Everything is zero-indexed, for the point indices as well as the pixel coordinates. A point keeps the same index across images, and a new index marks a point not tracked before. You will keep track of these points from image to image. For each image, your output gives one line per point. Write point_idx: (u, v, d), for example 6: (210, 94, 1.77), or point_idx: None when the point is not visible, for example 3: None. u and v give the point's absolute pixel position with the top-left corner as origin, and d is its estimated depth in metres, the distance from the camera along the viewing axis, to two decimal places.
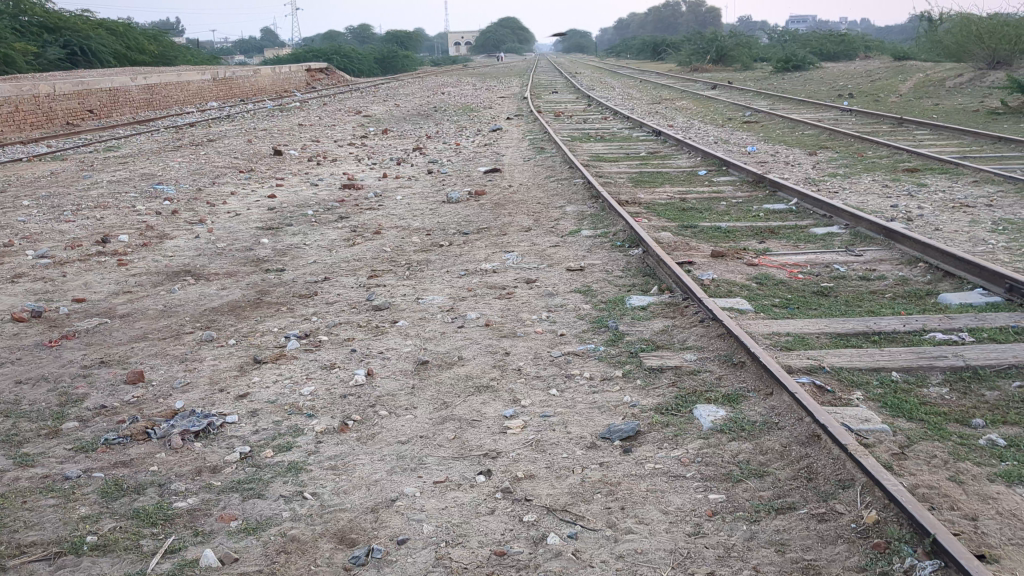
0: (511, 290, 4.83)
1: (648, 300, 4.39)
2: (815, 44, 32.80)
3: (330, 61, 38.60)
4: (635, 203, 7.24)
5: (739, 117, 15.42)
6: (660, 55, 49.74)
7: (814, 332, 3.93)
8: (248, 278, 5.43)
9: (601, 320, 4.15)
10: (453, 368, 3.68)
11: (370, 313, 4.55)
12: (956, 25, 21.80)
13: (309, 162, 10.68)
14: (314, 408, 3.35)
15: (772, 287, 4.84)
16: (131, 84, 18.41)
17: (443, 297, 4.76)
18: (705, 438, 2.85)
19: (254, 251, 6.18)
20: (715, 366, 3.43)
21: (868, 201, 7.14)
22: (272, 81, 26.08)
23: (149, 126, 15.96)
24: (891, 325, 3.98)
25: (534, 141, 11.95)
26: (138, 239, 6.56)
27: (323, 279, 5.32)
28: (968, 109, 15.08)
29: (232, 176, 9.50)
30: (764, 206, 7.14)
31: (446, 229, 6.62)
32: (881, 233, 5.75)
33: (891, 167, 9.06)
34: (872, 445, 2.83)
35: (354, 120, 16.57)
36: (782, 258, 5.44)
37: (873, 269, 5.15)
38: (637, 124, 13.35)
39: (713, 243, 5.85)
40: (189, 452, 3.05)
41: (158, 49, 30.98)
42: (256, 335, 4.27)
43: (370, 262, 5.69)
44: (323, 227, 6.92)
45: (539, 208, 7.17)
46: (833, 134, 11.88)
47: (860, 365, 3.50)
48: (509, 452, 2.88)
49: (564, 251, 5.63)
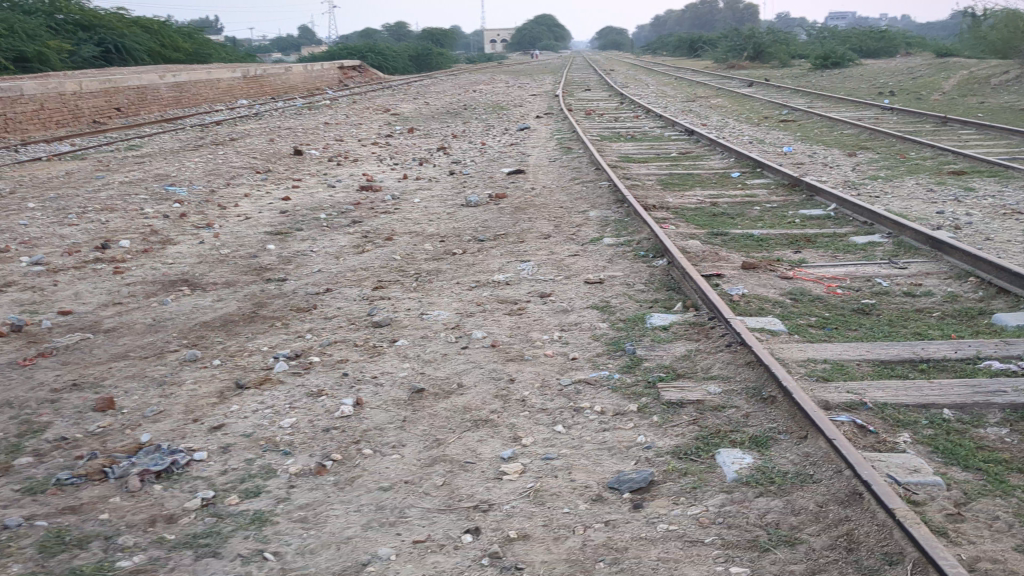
0: (522, 305, 4.46)
1: (670, 319, 4.01)
2: (854, 41, 32.11)
3: (364, 58, 38.41)
4: (662, 208, 6.85)
5: (776, 116, 14.94)
6: (697, 52, 49.17)
7: (854, 359, 3.54)
8: (246, 289, 5.11)
9: (618, 342, 3.78)
10: (451, 398, 3.32)
11: (369, 330, 4.21)
12: (1001, 21, 21.11)
13: (329, 162, 10.36)
14: (291, 445, 3.01)
15: (808, 304, 4.44)
16: (160, 82, 18.20)
17: (449, 313, 4.41)
18: (729, 493, 2.47)
19: (258, 259, 5.84)
20: (743, 401, 3.05)
21: (911, 206, 6.71)
22: (305, 79, 25.88)
23: (176, 124, 15.74)
24: (940, 352, 3.57)
25: (562, 141, 11.58)
26: (140, 244, 6.26)
27: (325, 290, 4.99)
28: (1014, 109, 14.52)
29: (249, 177, 9.20)
30: (800, 211, 6.72)
31: (461, 235, 6.27)
32: (927, 243, 5.33)
33: (935, 170, 8.59)
34: (921, 504, 2.44)
35: (382, 118, 16.27)
36: (819, 270, 5.04)
37: (919, 284, 4.73)
38: (670, 123, 12.92)
39: (744, 253, 5.45)
40: (145, 497, 2.71)
41: (193, 47, 30.93)
42: (243, 355, 3.94)
43: (377, 272, 5.35)
44: (334, 233, 6.58)
45: (561, 213, 6.80)
46: (873, 134, 11.39)
47: (907, 401, 3.10)
48: (503, 505, 2.52)
49: (582, 261, 5.26)
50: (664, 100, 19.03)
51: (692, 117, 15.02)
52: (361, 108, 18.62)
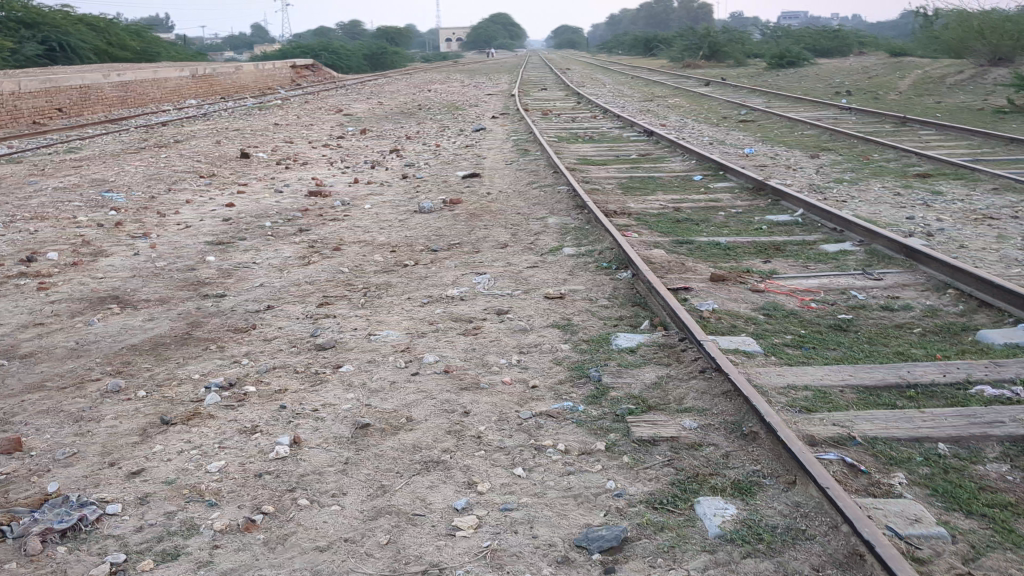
0: (478, 324, 4.15)
1: (637, 339, 3.72)
2: (808, 41, 32.20)
3: (318, 57, 37.87)
4: (623, 214, 6.58)
5: (734, 116, 14.76)
6: (653, 51, 49.16)
7: (837, 386, 3.26)
8: (181, 306, 4.75)
9: (581, 367, 3.48)
10: (399, 435, 3.00)
11: (311, 354, 3.88)
12: (954, 21, 21.13)
13: (277, 166, 9.97)
14: (218, 495, 2.68)
15: (781, 320, 4.18)
16: (104, 81, 17.63)
17: (399, 333, 4.08)
18: (712, 553, 2.18)
19: (195, 272, 5.48)
20: (721, 438, 2.76)
21: (880, 212, 6.49)
22: (256, 78, 25.35)
23: (121, 125, 15.21)
24: (928, 376, 3.31)
25: (518, 142, 11.28)
26: (70, 256, 5.86)
27: (266, 307, 4.65)
28: (972, 108, 14.45)
29: (191, 182, 8.79)
30: (767, 217, 6.48)
31: (414, 244, 5.95)
32: (902, 251, 5.09)
33: (900, 172, 8.40)
34: (928, 562, 2.16)
35: (334, 119, 15.88)
36: (791, 283, 4.78)
37: (896, 297, 4.49)
38: (628, 123, 12.67)
39: (711, 263, 5.19)
40: (46, 561, 2.36)
41: (141, 45, 30.20)
42: (172, 385, 3.59)
43: (323, 286, 5.01)
44: (279, 242, 6.22)
45: (518, 220, 6.50)
46: (834, 136, 11.21)
47: (898, 433, 2.83)
48: (454, 569, 2.21)
49: (542, 274, 4.95)
50: (621, 99, 18.80)
51: (650, 117, 14.80)
52: (313, 108, 18.20)
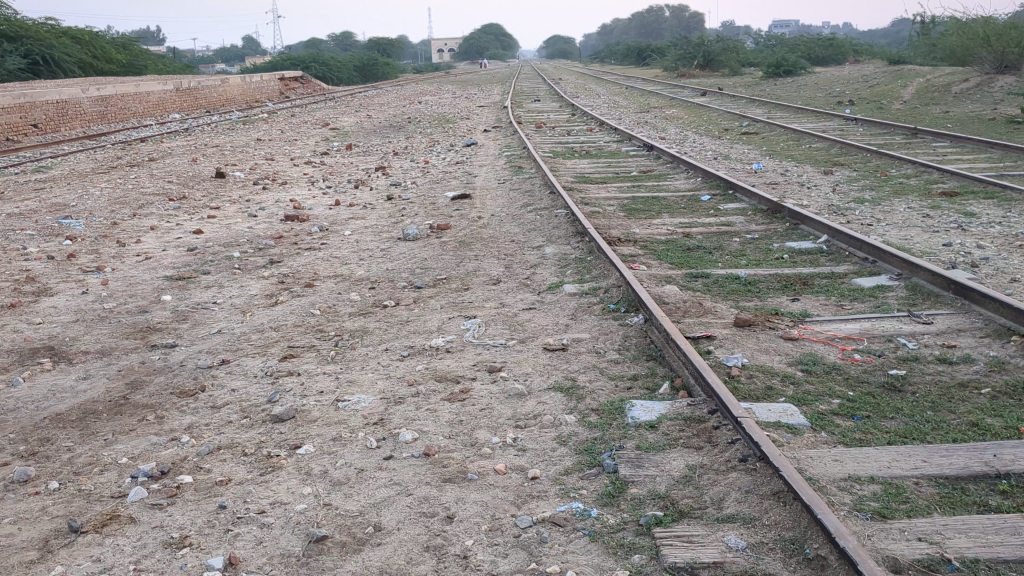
0: (466, 385, 3.51)
1: (657, 410, 3.09)
2: (803, 49, 31.59)
3: (308, 69, 37.22)
4: (628, 242, 5.94)
5: (736, 128, 14.17)
6: (646, 60, 48.62)
7: (908, 477, 2.64)
8: (123, 360, 4.11)
9: (591, 450, 2.84)
10: (365, 555, 2.36)
11: (266, 428, 3.24)
12: (955, 28, 20.60)
13: (254, 186, 9.32)
14: None
15: (824, 378, 3.55)
16: (83, 95, 16.92)
17: (372, 398, 3.44)
18: None
19: (147, 315, 4.83)
20: (778, 565, 2.14)
21: (912, 237, 5.87)
22: (244, 92, 24.69)
23: (98, 141, 14.52)
24: (1021, 462, 2.67)
25: (511, 158, 10.67)
26: (9, 297, 5.20)
27: (221, 361, 4.01)
28: (983, 119, 13.81)
29: (159, 205, 8.13)
30: (787, 243, 5.87)
31: (396, 278, 5.32)
32: (949, 288, 4.47)
33: (922, 190, 7.77)
34: None
35: (319, 133, 15.24)
36: (827, 327, 4.14)
37: (951, 345, 3.86)
38: (627, 137, 12.05)
39: (732, 302, 4.56)
40: None
41: (126, 58, 29.46)
42: (93, 473, 2.95)
43: (289, 333, 4.37)
44: (245, 277, 5.58)
45: (512, 249, 5.87)
46: (845, 148, 10.59)
47: (1004, 552, 2.19)
48: None
49: (539, 318, 4.31)
50: (618, 111, 18.24)
51: (648, 129, 14.22)
52: (299, 122, 17.56)
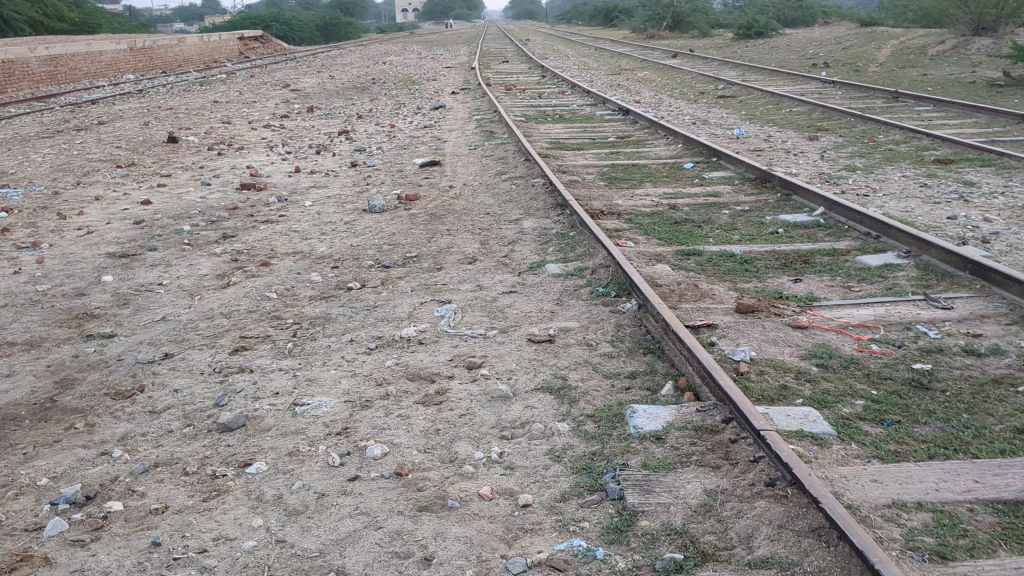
0: (442, 385, 3.10)
1: (661, 418, 2.70)
2: (773, 10, 31.17)
3: (269, 29, 36.23)
4: (611, 215, 5.53)
5: (711, 91, 13.76)
6: (614, 23, 47.97)
7: (961, 502, 2.27)
8: (53, 354, 3.65)
9: (590, 470, 2.44)
10: None
11: (212, 440, 2.81)
12: None
13: (209, 152, 8.80)
14: None
15: (842, 374, 3.17)
16: (30, 56, 16.15)
17: (335, 401, 3.02)
18: None
19: (85, 299, 4.36)
20: None
21: (913, 209, 5.51)
22: (203, 52, 23.91)
23: (47, 103, 13.82)
24: None
25: (481, 122, 10.20)
26: None
27: (164, 355, 3.56)
28: (962, 82, 13.50)
29: (106, 173, 7.58)
30: (780, 216, 5.47)
31: (360, 256, 4.89)
32: (966, 268, 4.10)
33: (915, 157, 7.42)
34: None
35: (279, 95, 14.62)
36: (838, 313, 3.76)
37: (976, 333, 3.49)
38: (600, 100, 11.61)
39: (731, 284, 4.17)
40: None
41: (79, 17, 28.41)
42: (6, 499, 2.50)
43: (243, 320, 3.93)
44: (196, 254, 5.11)
45: (487, 223, 5.45)
46: (827, 112, 10.22)
47: None
48: None
49: (521, 304, 3.90)
50: (589, 73, 17.77)
51: (622, 92, 13.77)
52: (258, 83, 16.90)
